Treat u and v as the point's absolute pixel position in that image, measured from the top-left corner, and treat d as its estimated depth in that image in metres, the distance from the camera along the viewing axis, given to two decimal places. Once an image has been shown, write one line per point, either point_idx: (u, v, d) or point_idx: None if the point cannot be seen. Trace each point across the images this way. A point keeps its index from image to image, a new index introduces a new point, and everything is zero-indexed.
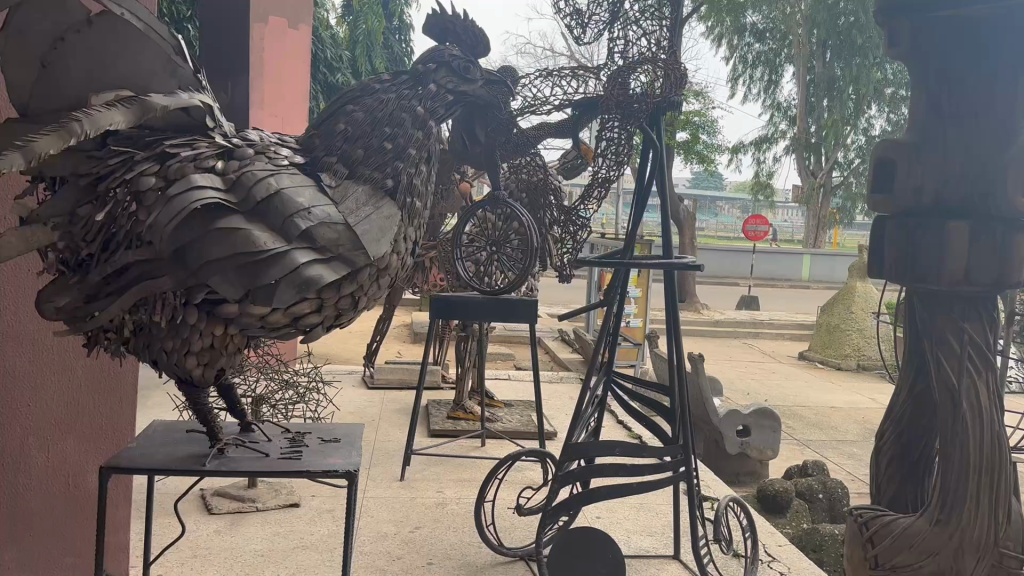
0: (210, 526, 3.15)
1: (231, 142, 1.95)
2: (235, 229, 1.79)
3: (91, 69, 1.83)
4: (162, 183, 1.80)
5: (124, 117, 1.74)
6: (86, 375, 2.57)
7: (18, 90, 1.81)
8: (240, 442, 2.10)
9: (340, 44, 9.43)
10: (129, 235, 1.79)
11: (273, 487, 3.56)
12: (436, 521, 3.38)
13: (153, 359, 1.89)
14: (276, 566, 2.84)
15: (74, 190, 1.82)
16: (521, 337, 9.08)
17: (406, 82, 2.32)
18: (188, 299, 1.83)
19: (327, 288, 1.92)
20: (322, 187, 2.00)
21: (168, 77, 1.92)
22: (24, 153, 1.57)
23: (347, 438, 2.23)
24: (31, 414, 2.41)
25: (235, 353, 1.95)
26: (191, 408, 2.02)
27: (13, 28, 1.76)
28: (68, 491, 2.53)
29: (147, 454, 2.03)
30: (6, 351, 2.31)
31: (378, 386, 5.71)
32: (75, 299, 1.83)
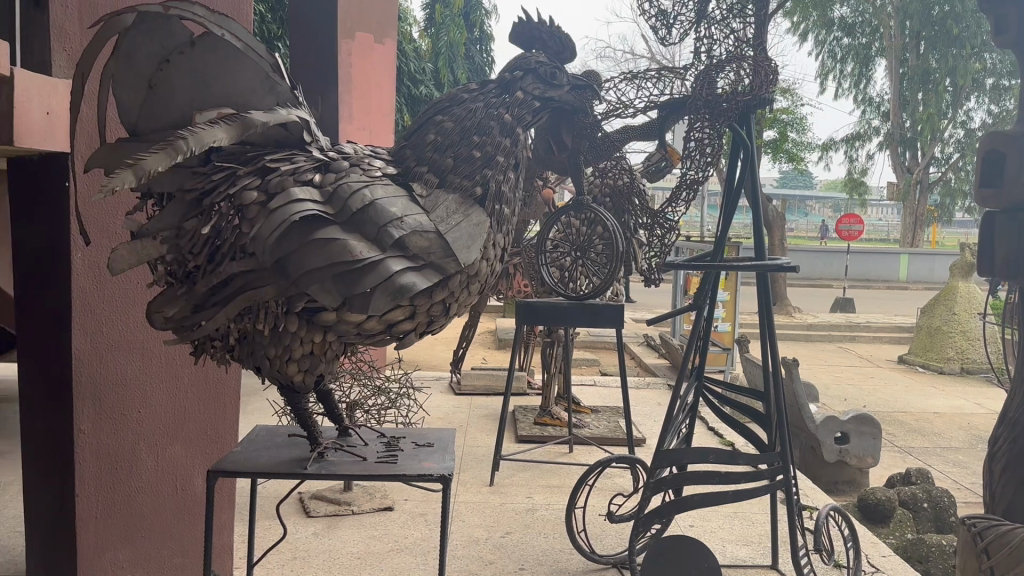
0: (308, 528, 3.24)
1: (328, 155, 2.02)
2: (332, 239, 1.84)
3: (196, 88, 1.91)
4: (264, 197, 1.87)
5: (227, 133, 1.82)
6: (189, 381, 2.70)
7: (128, 111, 1.90)
8: (339, 446, 2.15)
9: (423, 57, 9.61)
10: (233, 246, 1.87)
11: (368, 491, 3.65)
12: (527, 527, 3.39)
13: (257, 366, 1.97)
14: (372, 568, 2.90)
15: (181, 205, 1.90)
16: (607, 343, 9.03)
17: (495, 90, 2.33)
18: (289, 307, 1.89)
19: (420, 296, 1.95)
20: (413, 197, 2.04)
21: (266, 94, 2.00)
22: (135, 171, 1.66)
23: (441, 443, 2.26)
24: (143, 421, 2.53)
25: (334, 359, 2.01)
26: (292, 412, 2.09)
27: (122, 52, 1.85)
28: (177, 493, 2.67)
29: (252, 458, 2.10)
30: (119, 360, 2.43)
31: (466, 392, 5.78)
32: (183, 309, 1.91)
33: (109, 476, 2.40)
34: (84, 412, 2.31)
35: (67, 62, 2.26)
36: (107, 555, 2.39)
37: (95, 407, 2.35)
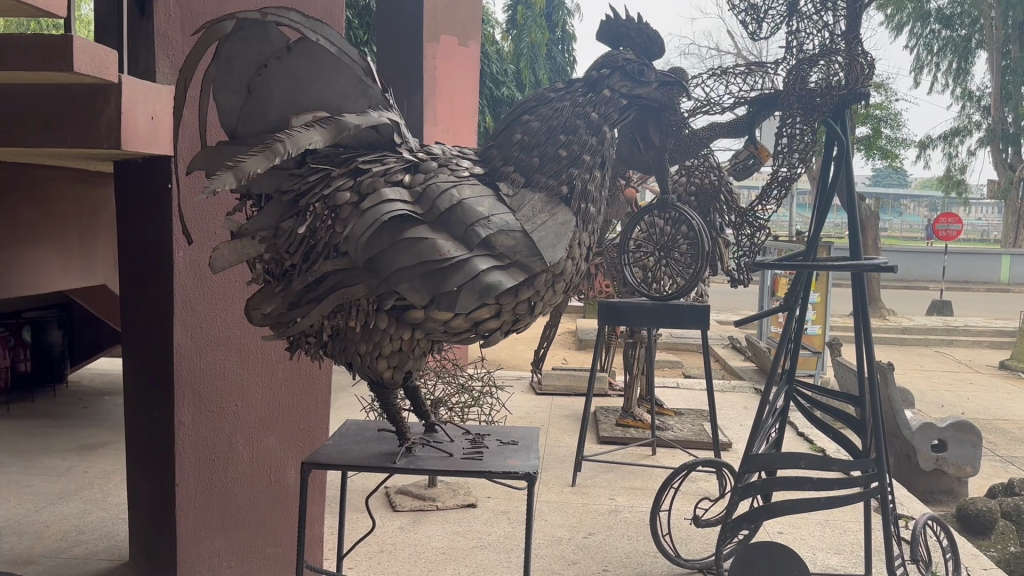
0: (394, 522, 3.31)
1: (417, 157, 2.05)
2: (421, 238, 1.88)
3: (292, 92, 1.97)
4: (356, 198, 1.92)
5: (322, 136, 1.87)
6: (284, 376, 2.78)
7: (228, 115, 1.99)
8: (426, 442, 2.20)
9: (506, 58, 9.69)
10: (327, 246, 1.94)
11: (451, 488, 3.69)
12: (610, 528, 3.37)
13: (348, 361, 2.05)
14: (456, 564, 2.93)
15: (278, 205, 1.98)
16: (690, 345, 8.89)
17: (581, 88, 2.31)
18: (379, 305, 1.95)
19: (505, 295, 1.96)
20: (500, 197, 2.05)
21: (359, 98, 2.03)
22: (235, 173, 1.73)
23: (525, 441, 2.27)
24: (240, 414, 2.63)
25: (421, 356, 2.06)
26: (381, 407, 2.15)
27: (223, 58, 1.94)
28: (271, 485, 2.77)
29: (343, 451, 2.16)
30: (217, 355, 2.53)
31: (547, 392, 5.79)
32: (279, 305, 2.01)
33: (207, 466, 2.52)
34: (184, 405, 2.43)
35: (171, 69, 2.39)
36: (204, 542, 2.52)
37: (195, 400, 2.46)
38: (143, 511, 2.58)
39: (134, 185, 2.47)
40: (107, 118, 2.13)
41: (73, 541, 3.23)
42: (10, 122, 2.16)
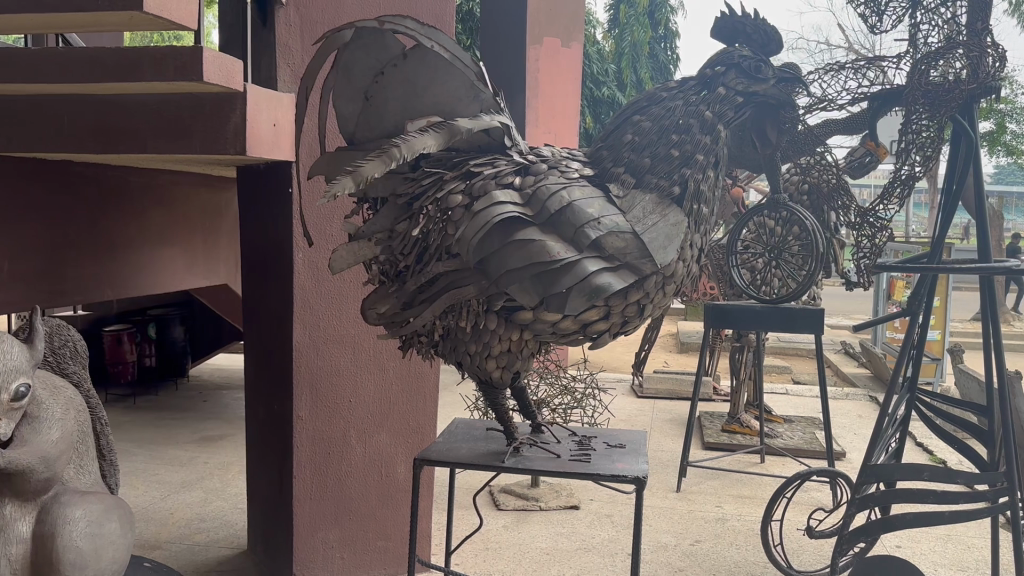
0: (498, 521, 3.35)
1: (527, 159, 2.06)
2: (532, 239, 1.89)
3: (407, 98, 2.03)
4: (468, 200, 1.96)
5: (436, 140, 1.90)
6: (394, 373, 2.85)
7: (347, 121, 2.10)
8: (534, 442, 2.22)
9: (606, 59, 9.66)
10: (440, 248, 2.00)
11: (554, 489, 3.71)
12: (717, 536, 3.31)
13: (458, 360, 2.12)
14: (562, 565, 2.93)
15: (393, 208, 2.07)
16: (798, 350, 8.62)
17: (694, 87, 2.23)
18: (489, 306, 2.00)
19: (614, 296, 1.94)
20: (610, 198, 2.03)
21: (471, 102, 2.02)
22: (354, 177, 1.80)
23: (633, 444, 2.25)
24: (354, 411, 2.77)
25: (530, 356, 2.09)
26: (490, 406, 2.20)
27: (342, 65, 2.06)
28: (381, 480, 2.88)
29: (453, 448, 2.20)
30: (331, 353, 2.69)
31: (649, 396, 5.73)
32: (393, 305, 2.11)
33: (323, 461, 2.72)
34: (302, 401, 2.64)
35: (291, 77, 2.54)
36: (318, 534, 2.74)
37: (312, 396, 2.66)
38: (269, 495, 2.83)
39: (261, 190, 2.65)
40: (233, 125, 2.25)
41: (195, 528, 3.40)
42: (147, 131, 2.30)
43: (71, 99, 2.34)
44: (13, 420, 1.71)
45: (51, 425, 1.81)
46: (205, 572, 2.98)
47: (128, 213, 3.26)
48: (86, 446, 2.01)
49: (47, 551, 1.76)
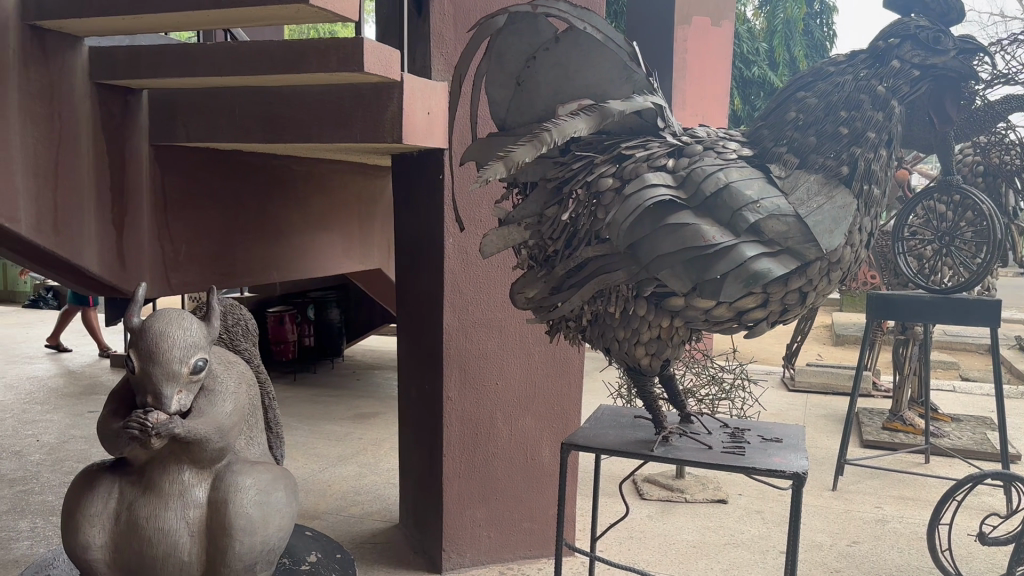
0: (643, 510, 3.31)
1: (681, 140, 1.99)
2: (685, 224, 1.83)
3: (558, 82, 2.01)
4: (618, 183, 1.92)
5: (587, 124, 1.87)
6: (540, 357, 2.88)
7: (498, 107, 2.12)
8: (684, 432, 2.16)
9: (756, 37, 9.34)
10: (589, 232, 1.99)
11: (700, 481, 3.63)
12: (877, 539, 3.12)
13: (606, 347, 2.10)
14: (709, 559, 2.86)
15: (543, 192, 2.07)
16: (967, 345, 8.00)
17: (865, 61, 2.08)
18: (639, 291, 1.97)
19: (774, 283, 1.86)
20: (771, 179, 1.94)
21: (624, 84, 1.97)
22: (505, 162, 1.82)
23: (791, 439, 2.15)
24: (500, 393, 2.83)
25: (681, 344, 2.05)
26: (638, 394, 2.17)
27: (495, 52, 2.07)
28: (526, 463, 2.92)
29: (601, 434, 2.18)
30: (478, 336, 2.76)
31: (800, 389, 5.50)
32: (541, 290, 2.13)
33: (471, 441, 2.80)
34: (451, 382, 2.74)
35: (444, 66, 2.60)
36: (466, 511, 2.83)
37: (461, 377, 2.76)
38: (423, 472, 2.94)
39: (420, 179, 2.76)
40: (390, 113, 2.31)
41: (351, 500, 3.57)
42: (310, 121, 2.42)
43: (242, 92, 2.49)
44: (192, 392, 1.83)
45: (225, 397, 1.94)
46: (360, 543, 3.12)
47: (292, 199, 3.44)
48: (255, 418, 2.14)
49: (221, 515, 1.88)
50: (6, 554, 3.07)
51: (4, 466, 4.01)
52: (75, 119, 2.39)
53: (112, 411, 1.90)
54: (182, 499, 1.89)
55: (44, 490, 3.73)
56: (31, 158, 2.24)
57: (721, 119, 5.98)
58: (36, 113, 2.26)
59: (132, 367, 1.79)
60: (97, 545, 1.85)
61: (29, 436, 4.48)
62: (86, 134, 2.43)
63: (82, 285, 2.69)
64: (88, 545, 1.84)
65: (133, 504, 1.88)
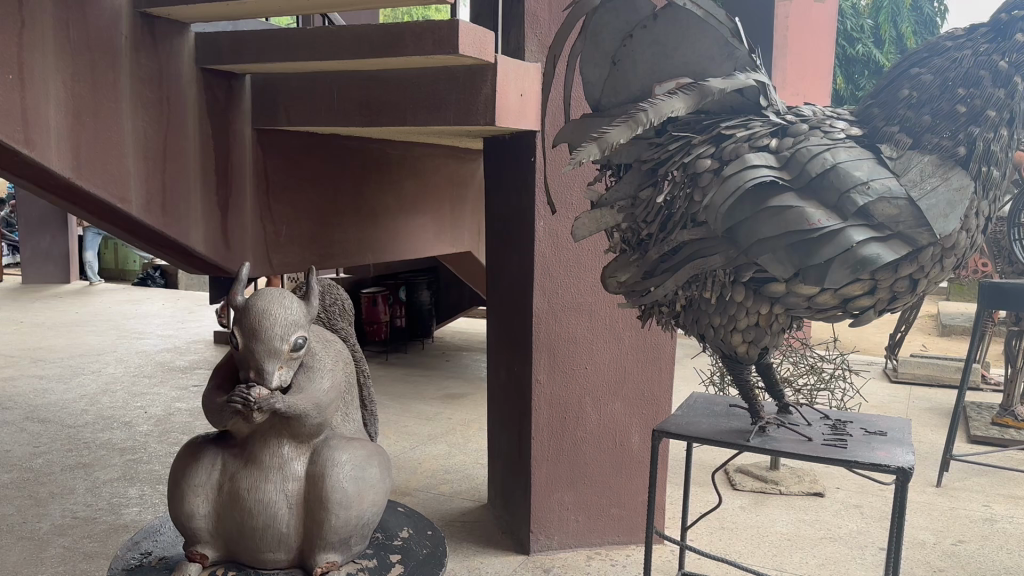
0: (735, 501, 3.24)
1: (785, 119, 1.91)
2: (789, 207, 1.76)
3: (656, 61, 1.96)
4: (717, 165, 1.86)
5: (685, 103, 1.82)
6: (631, 343, 2.84)
7: (593, 88, 2.09)
8: (781, 423, 2.09)
9: (862, 14, 8.95)
10: (685, 215, 1.94)
11: (796, 473, 3.53)
12: (985, 538, 2.97)
13: (701, 333, 2.06)
14: (804, 552, 2.77)
15: (637, 174, 2.03)
16: None
17: (987, 34, 1.93)
18: (737, 277, 1.91)
19: (882, 269, 1.77)
20: (881, 160, 1.84)
21: (725, 61, 1.90)
22: (599, 144, 1.80)
23: (896, 432, 2.06)
24: (590, 378, 2.81)
25: (780, 332, 1.98)
26: (734, 382, 2.11)
27: (590, 31, 2.04)
28: (615, 449, 2.89)
29: (695, 422, 2.14)
30: (568, 319, 2.75)
31: (904, 381, 5.27)
32: (634, 274, 2.10)
33: (560, 425, 2.80)
34: (540, 365, 2.73)
35: (538, 47, 2.58)
36: (554, 495, 2.83)
37: (550, 361, 2.75)
38: (512, 455, 2.95)
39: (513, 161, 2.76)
40: (484, 96, 2.31)
41: (441, 478, 3.62)
42: (405, 105, 2.44)
43: (339, 77, 2.54)
44: (292, 368, 1.88)
45: (323, 375, 1.98)
46: (449, 521, 3.17)
47: (387, 182, 3.49)
48: (351, 396, 2.18)
49: (319, 489, 1.93)
50: (117, 519, 3.24)
51: (116, 435, 4.24)
52: (182, 103, 2.47)
53: (216, 385, 1.97)
54: (281, 473, 1.94)
55: (152, 460, 3.92)
56: (142, 142, 2.33)
57: (823, 97, 5.76)
58: (145, 99, 2.34)
59: (236, 344, 1.85)
60: (201, 514, 1.93)
61: (138, 407, 4.72)
62: (192, 118, 2.51)
63: (189, 264, 2.80)
64: (192, 514, 1.92)
65: (235, 476, 1.94)
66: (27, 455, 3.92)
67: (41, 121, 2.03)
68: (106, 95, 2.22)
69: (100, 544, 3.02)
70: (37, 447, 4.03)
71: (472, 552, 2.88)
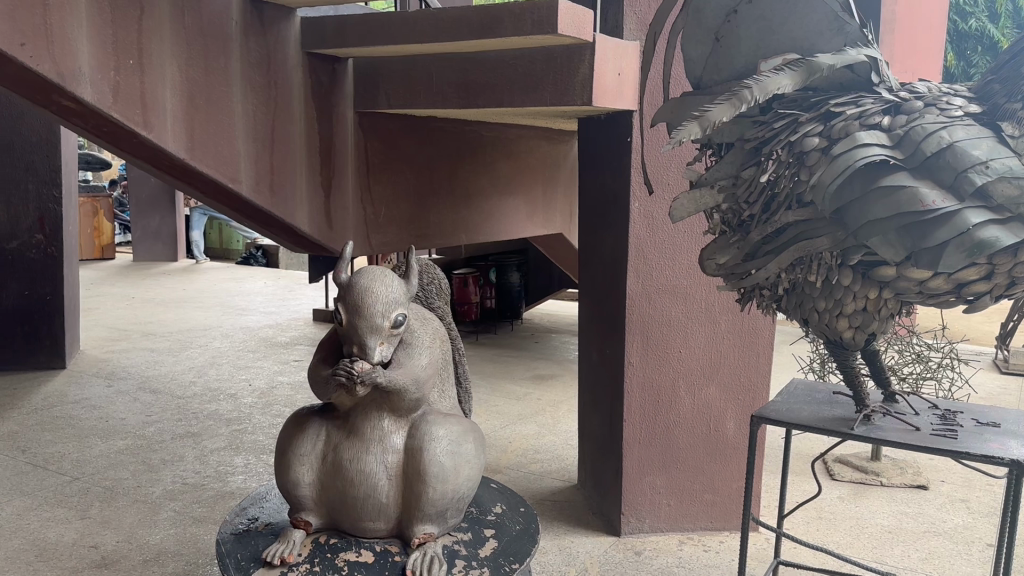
0: (833, 491, 3.16)
1: (899, 96, 1.83)
2: (901, 187, 1.69)
3: (761, 36, 1.91)
4: (825, 143, 1.80)
5: (792, 80, 1.78)
6: (727, 327, 2.79)
7: (695, 65, 2.06)
8: (888, 412, 2.03)
9: None
10: (790, 195, 1.89)
11: (898, 464, 3.41)
12: None
13: (804, 317, 2.02)
14: (906, 546, 2.69)
15: (740, 153, 1.99)
16: None
17: None
18: (844, 260, 1.86)
19: (1001, 253, 1.68)
20: (1002, 139, 1.71)
21: (834, 36, 1.84)
22: (699, 123, 1.79)
23: (1011, 424, 1.96)
24: (684, 361, 2.78)
25: (889, 317, 1.92)
26: (838, 368, 2.06)
27: (693, 8, 2.02)
28: (710, 434, 2.86)
29: (794, 409, 2.10)
30: (663, 302, 2.73)
31: (1017, 373, 5.01)
32: (734, 257, 2.06)
33: (652, 408, 2.78)
34: (633, 347, 2.72)
35: (637, 25, 2.55)
36: (646, 478, 2.83)
37: (644, 343, 2.73)
38: (603, 437, 2.96)
39: (610, 142, 2.74)
40: (581, 75, 2.30)
41: (532, 458, 3.66)
42: (503, 85, 2.46)
43: (439, 60, 2.57)
44: (392, 344, 1.93)
45: (422, 351, 2.03)
46: (541, 499, 3.20)
47: (481, 163, 3.52)
48: (447, 372, 2.22)
49: (417, 462, 1.98)
50: (224, 486, 3.40)
51: (222, 407, 4.44)
52: (289, 86, 2.56)
53: (320, 359, 2.05)
54: (381, 445, 2.00)
55: (256, 430, 4.09)
56: (251, 124, 2.43)
57: (934, 74, 5.51)
58: (254, 82, 2.43)
59: (340, 319, 1.91)
60: (306, 482, 2.01)
61: (242, 380, 4.93)
62: (297, 101, 2.59)
63: (293, 243, 2.90)
64: (297, 482, 2.00)
65: (338, 447, 2.01)
66: (141, 423, 4.14)
67: (158, 104, 2.13)
68: (219, 78, 2.31)
69: (208, 510, 3.18)
70: (150, 416, 4.26)
71: (562, 531, 2.91)
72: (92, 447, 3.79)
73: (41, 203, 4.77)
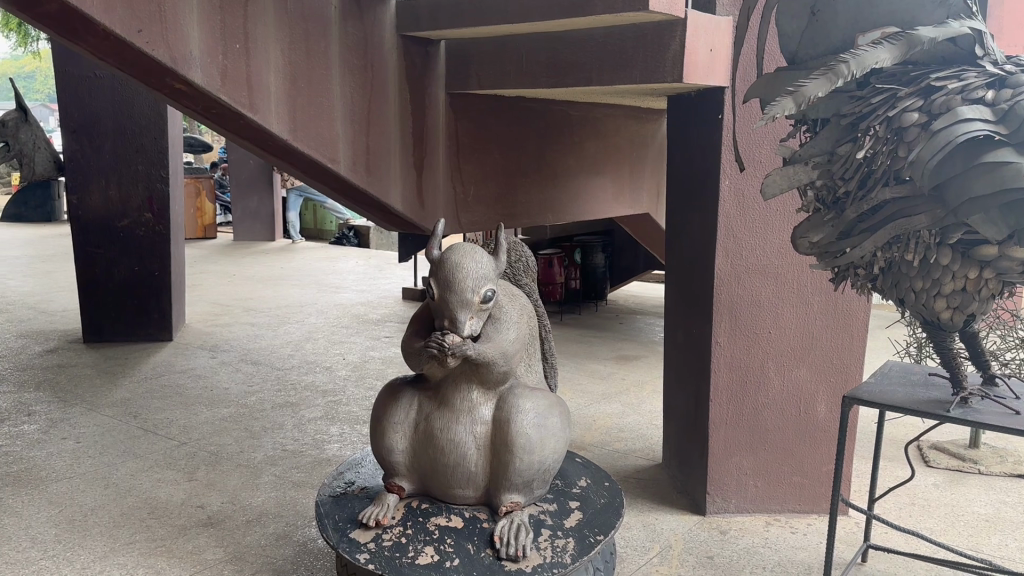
0: (928, 478, 3.09)
1: (1004, 70, 1.75)
2: (1005, 162, 1.63)
3: (859, 8, 1.87)
4: (925, 119, 1.76)
5: (890, 54, 1.74)
6: (819, 308, 2.74)
7: (789, 39, 2.03)
8: (986, 395, 1.98)
9: None
10: (888, 171, 1.86)
11: (998, 452, 3.30)
12: None
13: (901, 296, 1.98)
14: (1005, 535, 2.61)
15: (834, 130, 1.96)
16: None
17: None
18: (943, 238, 1.82)
19: None
20: None
21: (936, 8, 1.79)
22: (795, 98, 1.77)
23: None
24: (773, 342, 2.76)
25: (990, 299, 1.86)
26: (935, 349, 2.03)
27: None
28: (800, 416, 2.82)
29: (887, 390, 2.07)
30: (752, 282, 2.71)
31: None
32: (827, 235, 2.04)
33: (740, 388, 2.78)
34: (721, 327, 2.72)
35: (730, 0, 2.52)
36: (732, 458, 2.83)
37: (732, 323, 2.73)
38: (689, 416, 2.97)
39: (700, 119, 2.73)
40: (672, 51, 2.30)
41: (616, 435, 3.69)
42: (593, 63, 2.47)
43: (529, 40, 2.61)
44: (482, 319, 1.98)
45: (510, 326, 2.09)
46: (625, 476, 3.23)
47: (570, 142, 3.55)
48: (534, 347, 2.27)
49: (505, 433, 2.04)
50: (321, 453, 3.56)
51: (318, 379, 4.63)
52: (384, 68, 2.64)
53: (414, 331, 2.13)
54: (471, 416, 2.07)
55: (349, 402, 4.25)
56: (348, 105, 2.52)
57: None
58: (351, 65, 2.52)
59: (433, 294, 1.98)
60: (400, 449, 2.10)
61: (337, 354, 5.12)
62: (392, 82, 2.67)
63: (386, 221, 3.00)
64: (392, 448, 2.10)
65: (430, 416, 2.09)
66: (243, 393, 4.36)
67: (263, 86, 2.24)
68: (318, 62, 2.41)
69: (307, 475, 3.34)
70: (252, 386, 4.48)
71: (647, 507, 2.93)
72: (198, 414, 4.02)
73: (150, 183, 5.04)
